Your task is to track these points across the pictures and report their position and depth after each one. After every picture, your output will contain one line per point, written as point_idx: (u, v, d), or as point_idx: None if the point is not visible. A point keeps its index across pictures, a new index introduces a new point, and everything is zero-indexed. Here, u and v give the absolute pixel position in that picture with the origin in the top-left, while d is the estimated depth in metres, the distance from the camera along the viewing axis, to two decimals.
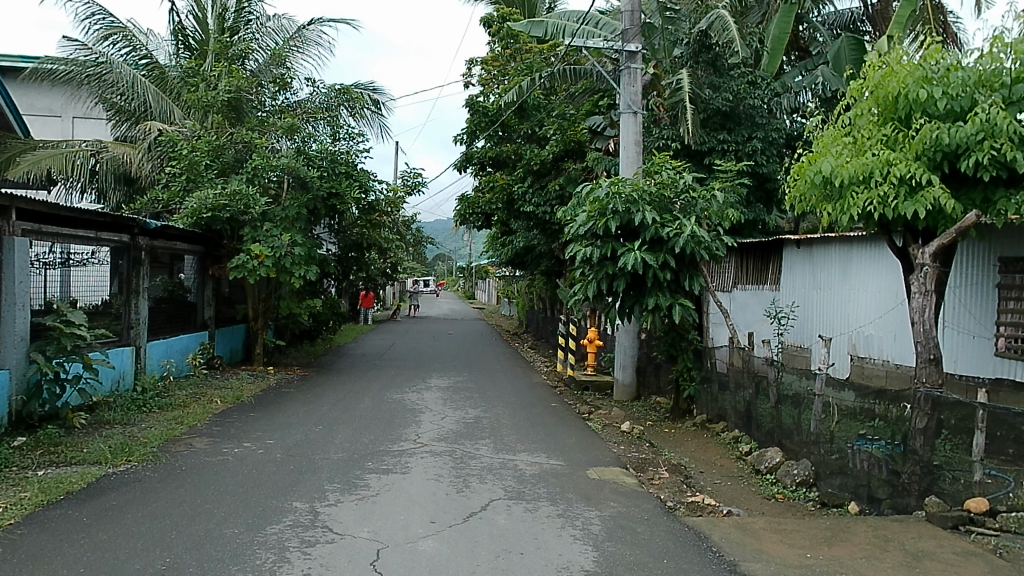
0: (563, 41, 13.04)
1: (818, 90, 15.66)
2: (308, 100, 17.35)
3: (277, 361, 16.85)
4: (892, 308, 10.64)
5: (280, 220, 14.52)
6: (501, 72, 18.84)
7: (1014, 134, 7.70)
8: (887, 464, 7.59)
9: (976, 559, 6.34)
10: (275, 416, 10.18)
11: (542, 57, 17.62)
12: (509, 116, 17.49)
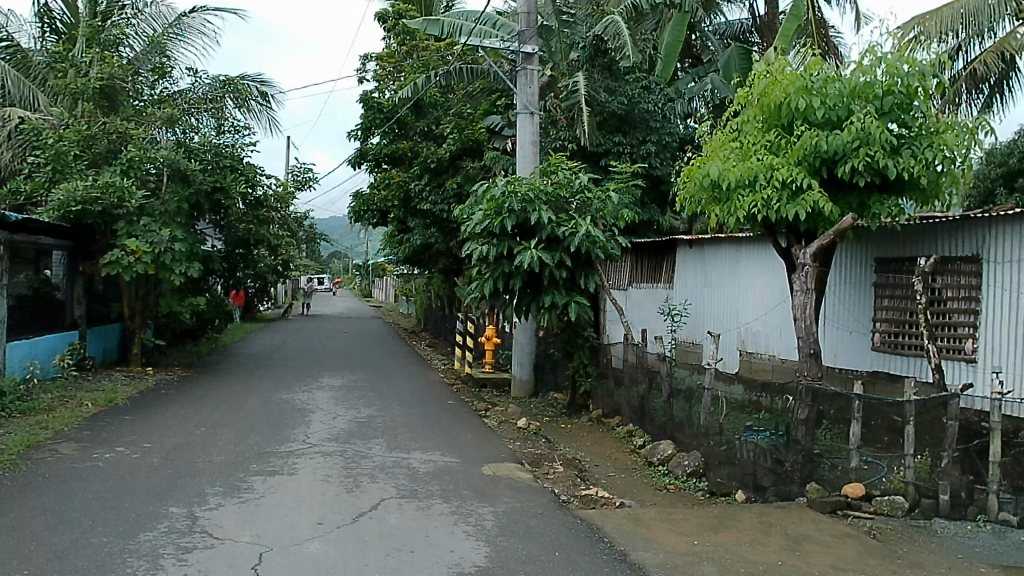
0: (460, 41, 13.04)
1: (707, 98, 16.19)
2: (189, 89, 16.65)
3: (157, 362, 16.17)
4: (777, 306, 11.13)
5: (158, 215, 14.04)
6: (397, 70, 19.09)
7: (886, 142, 8.27)
8: (771, 453, 8.07)
9: (852, 540, 6.96)
10: (152, 419, 9.75)
11: (439, 54, 17.61)
12: (404, 114, 17.50)
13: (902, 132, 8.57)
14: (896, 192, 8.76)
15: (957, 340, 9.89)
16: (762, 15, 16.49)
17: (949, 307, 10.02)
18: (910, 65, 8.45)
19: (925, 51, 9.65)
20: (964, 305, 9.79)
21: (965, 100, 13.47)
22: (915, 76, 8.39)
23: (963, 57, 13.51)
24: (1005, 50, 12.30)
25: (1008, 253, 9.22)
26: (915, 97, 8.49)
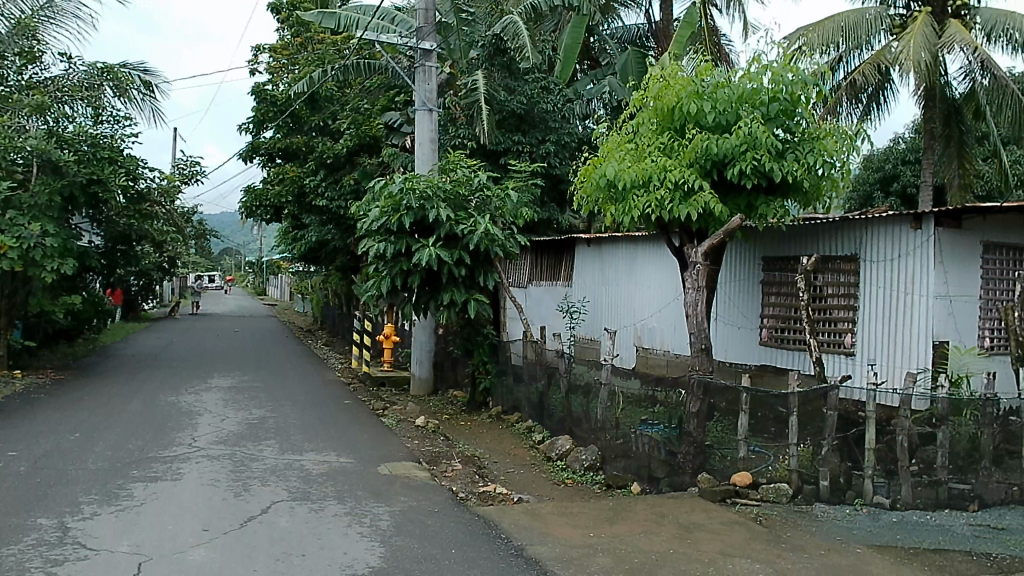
0: (356, 34, 12.85)
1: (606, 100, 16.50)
2: (62, 75, 15.73)
3: (28, 365, 15.23)
4: (671, 302, 11.50)
5: (28, 208, 13.21)
6: (291, 62, 18.40)
7: (772, 147, 8.67)
8: (665, 445, 8.45)
9: (739, 527, 7.27)
10: (19, 425, 9.16)
11: (335, 48, 17.40)
12: (299, 107, 17.30)
13: (787, 136, 9.00)
14: (782, 195, 9.18)
15: (836, 334, 10.61)
16: (658, 20, 16.96)
17: (829, 303, 10.74)
18: (794, 74, 8.93)
19: (807, 61, 10.19)
20: (844, 300, 10.54)
21: (846, 110, 14.16)
22: (798, 84, 8.88)
23: (843, 67, 13.99)
24: (881, 62, 13.17)
25: (883, 252, 9.98)
26: (799, 104, 8.97)
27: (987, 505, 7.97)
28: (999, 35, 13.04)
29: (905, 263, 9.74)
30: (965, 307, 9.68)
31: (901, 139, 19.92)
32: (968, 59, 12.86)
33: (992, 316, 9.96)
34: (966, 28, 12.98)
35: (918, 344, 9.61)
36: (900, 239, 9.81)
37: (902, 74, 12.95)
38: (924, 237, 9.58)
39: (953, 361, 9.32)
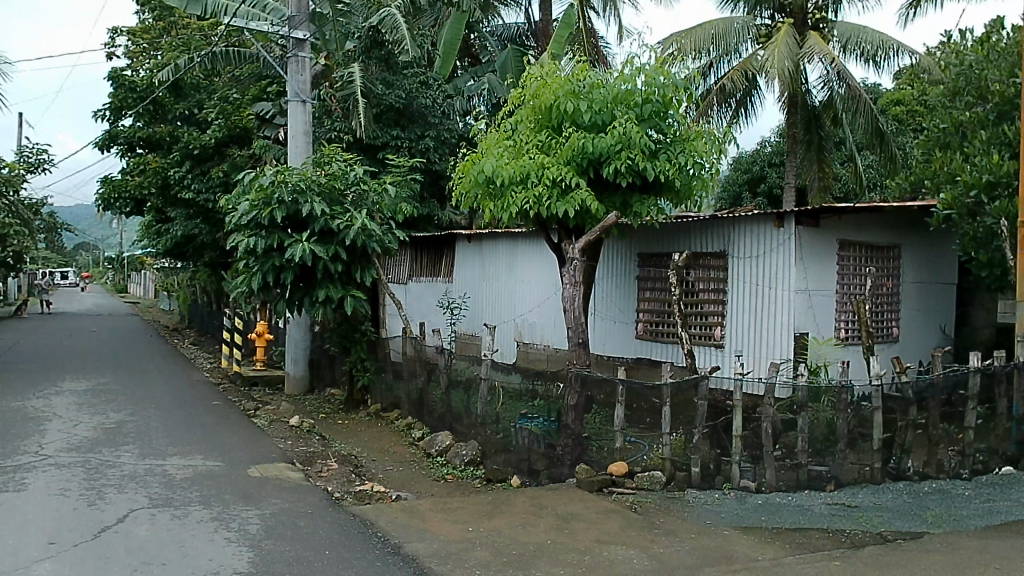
0: (223, 20, 12.12)
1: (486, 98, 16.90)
2: None
3: None
4: (549, 299, 11.78)
5: None
6: (151, 47, 17.59)
7: (645, 146, 8.96)
8: (544, 438, 8.65)
9: (615, 516, 7.49)
10: None
11: (201, 34, 16.92)
12: (162, 94, 16.67)
13: (660, 137, 9.33)
14: (655, 193, 9.50)
15: (707, 327, 11.11)
16: (537, 19, 17.18)
17: (701, 298, 11.22)
18: (666, 77, 9.29)
19: (681, 66, 10.60)
20: (713, 294, 11.05)
21: (716, 112, 14.91)
22: (670, 87, 9.24)
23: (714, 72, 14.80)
24: (748, 69, 13.87)
25: (750, 249, 10.52)
26: (671, 106, 9.31)
27: (842, 484, 8.55)
28: (854, 48, 13.96)
29: (770, 259, 10.30)
30: (822, 300, 10.33)
31: (767, 143, 21.10)
32: (826, 69, 13.73)
33: (847, 309, 10.67)
34: (825, 41, 13.86)
35: (780, 335, 10.19)
36: (764, 237, 10.37)
37: (767, 81, 13.68)
38: (785, 235, 10.16)
39: (813, 353, 10.05)
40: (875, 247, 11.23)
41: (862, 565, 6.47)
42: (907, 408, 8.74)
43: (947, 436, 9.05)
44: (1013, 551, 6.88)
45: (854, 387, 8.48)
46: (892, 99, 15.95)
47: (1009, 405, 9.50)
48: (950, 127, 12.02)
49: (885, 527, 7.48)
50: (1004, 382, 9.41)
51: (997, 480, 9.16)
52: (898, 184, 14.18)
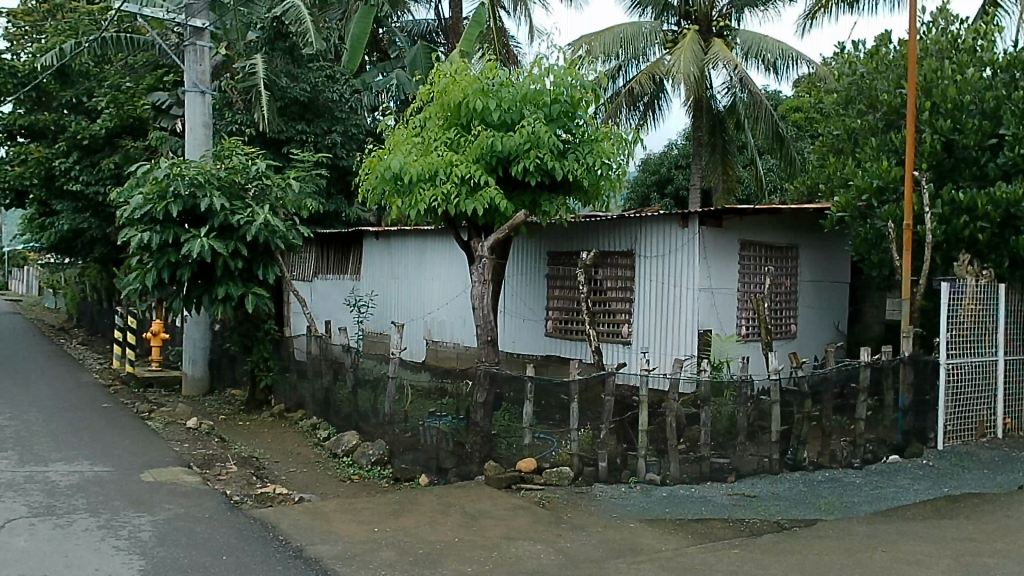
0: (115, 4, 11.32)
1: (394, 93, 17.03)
2: None
3: None
4: (459, 296, 12.00)
5: None
6: (34, 30, 16.94)
7: (554, 146, 9.06)
8: (453, 436, 8.60)
9: (522, 511, 7.55)
10: None
11: (90, 17, 16.16)
12: (47, 81, 15.86)
13: (568, 137, 9.46)
14: (563, 193, 9.63)
15: (615, 324, 11.34)
16: (448, 16, 17.14)
17: (609, 296, 11.45)
18: (574, 79, 9.42)
19: (590, 68, 10.74)
20: (620, 292, 11.28)
21: (625, 114, 15.21)
22: (577, 88, 9.37)
23: (623, 75, 15.15)
24: (655, 73, 14.22)
25: (656, 249, 10.80)
26: (579, 107, 9.44)
27: (743, 475, 8.87)
28: (755, 56, 14.48)
29: (674, 258, 10.60)
30: (724, 298, 10.70)
31: (674, 146, 21.70)
32: (729, 76, 14.16)
33: (748, 307, 11.06)
34: (728, 48, 14.29)
35: (685, 333, 10.49)
36: (669, 237, 10.66)
37: (673, 85, 14.04)
38: (689, 235, 10.47)
39: (716, 348, 10.23)
40: (773, 247, 11.72)
41: (759, 552, 6.72)
42: (803, 401, 9.13)
43: (840, 427, 9.50)
44: (898, 535, 7.28)
45: (753, 381, 8.80)
46: (791, 106, 16.64)
47: (895, 397, 10.06)
48: (843, 134, 12.63)
49: (783, 515, 7.80)
50: (890, 376, 9.96)
51: (885, 468, 9.67)
52: (796, 187, 14.82)
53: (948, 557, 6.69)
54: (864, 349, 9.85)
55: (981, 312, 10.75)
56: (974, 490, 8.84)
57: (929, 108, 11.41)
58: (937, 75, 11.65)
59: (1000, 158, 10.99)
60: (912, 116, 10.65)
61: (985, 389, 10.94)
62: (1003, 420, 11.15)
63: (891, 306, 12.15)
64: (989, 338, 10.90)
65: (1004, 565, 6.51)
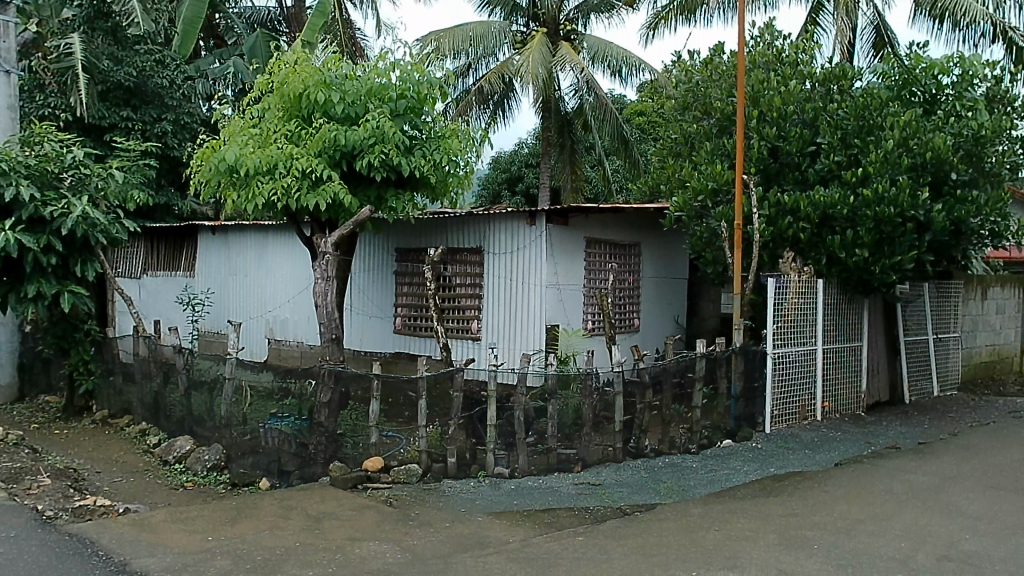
0: None
1: (231, 82, 16.78)
2: None
3: None
4: (302, 293, 12.43)
5: None
6: None
7: (399, 142, 8.99)
8: (296, 438, 8.39)
9: (369, 511, 7.44)
10: None
11: None
12: None
13: (415, 133, 9.41)
14: (410, 188, 9.59)
15: (464, 320, 11.44)
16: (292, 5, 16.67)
17: (458, 292, 11.54)
18: (421, 75, 9.37)
19: (439, 65, 10.76)
20: (468, 289, 11.42)
21: (475, 112, 15.34)
22: (424, 85, 9.33)
23: (472, 74, 15.33)
24: (505, 72, 14.50)
25: (504, 245, 10.97)
26: (426, 103, 9.40)
27: (589, 465, 9.18)
28: (601, 61, 14.98)
29: (522, 255, 10.81)
30: (570, 294, 11.01)
31: (524, 145, 22.21)
32: (577, 79, 14.57)
33: (593, 303, 11.45)
34: (575, 52, 14.75)
35: (533, 328, 10.71)
36: (518, 233, 10.86)
37: (522, 85, 14.35)
38: (536, 232, 10.70)
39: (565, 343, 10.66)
40: (617, 244, 12.20)
41: (602, 538, 6.98)
42: (644, 391, 9.56)
43: (678, 415, 10.04)
44: (730, 514, 7.77)
45: (598, 373, 9.14)
46: (635, 110, 17.40)
47: (728, 385, 10.76)
48: (681, 137, 13.34)
49: (625, 501, 8.14)
50: (723, 365, 10.64)
51: (718, 452, 10.28)
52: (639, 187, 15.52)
53: (773, 532, 7.21)
54: (700, 341, 10.44)
55: (802, 305, 11.68)
56: (797, 469, 9.59)
57: (757, 116, 12.29)
58: (763, 87, 12.56)
59: (818, 164, 11.99)
60: (740, 123, 11.44)
61: (806, 375, 11.90)
62: (822, 404, 12.17)
63: (724, 300, 12.95)
64: (810, 328, 11.87)
65: (820, 536, 7.10)
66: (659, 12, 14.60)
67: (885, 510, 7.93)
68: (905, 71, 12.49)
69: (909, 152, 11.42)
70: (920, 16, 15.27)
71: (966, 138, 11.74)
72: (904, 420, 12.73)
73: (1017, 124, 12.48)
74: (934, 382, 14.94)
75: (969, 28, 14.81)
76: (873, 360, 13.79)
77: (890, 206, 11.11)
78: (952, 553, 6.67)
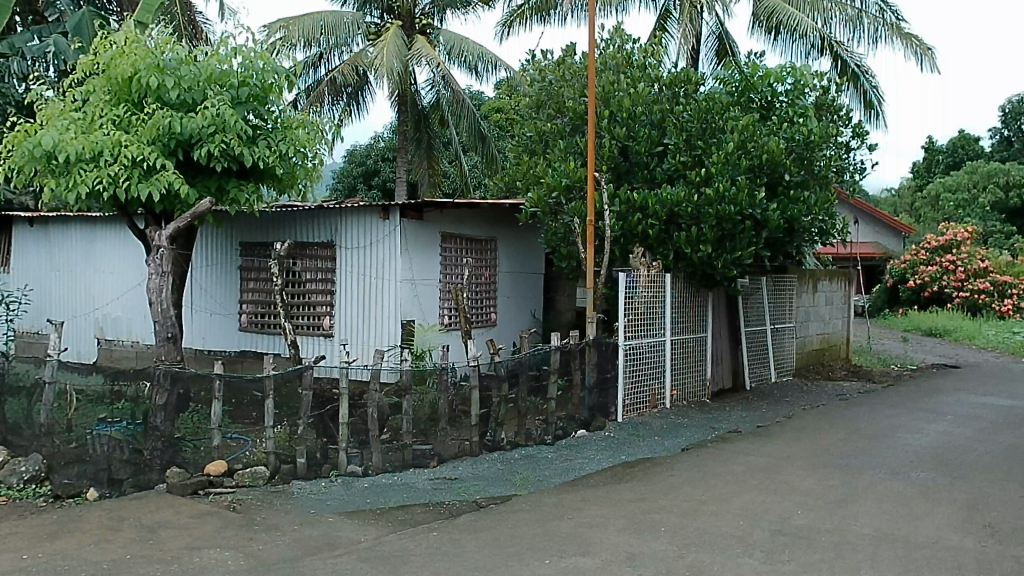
0: None
1: (52, 62, 15.54)
2: None
3: None
4: (134, 289, 11.85)
5: None
6: None
7: (241, 131, 8.65)
8: (130, 444, 7.93)
9: (210, 518, 7.09)
10: None
11: None
12: None
13: (259, 122, 9.09)
14: (255, 180, 9.28)
15: (315, 317, 11.15)
16: None
17: (308, 288, 11.23)
18: (265, 62, 9.05)
19: (287, 55, 10.41)
20: (319, 284, 11.15)
21: (328, 103, 14.98)
22: (268, 74, 9.01)
23: (324, 64, 14.99)
24: (358, 64, 14.29)
25: (357, 240, 10.81)
26: (271, 92, 9.11)
27: (445, 459, 9.16)
28: (457, 56, 15.02)
29: (376, 250, 10.68)
30: (425, 289, 10.97)
31: (381, 138, 21.98)
32: (432, 73, 14.56)
33: (450, 298, 11.46)
34: (431, 45, 14.69)
35: (386, 323, 10.62)
36: (370, 228, 10.72)
37: (377, 78, 14.18)
38: (390, 226, 10.61)
39: (420, 338, 10.47)
40: (473, 240, 12.27)
41: (456, 532, 6.99)
42: (500, 385, 9.66)
43: (534, 407, 10.21)
44: (582, 502, 7.99)
45: (454, 368, 9.24)
46: (493, 107, 17.54)
47: (582, 376, 11.06)
48: (535, 135, 13.61)
49: (480, 494, 8.19)
50: (577, 358, 10.95)
51: (573, 441, 10.54)
52: (495, 183, 15.70)
53: (623, 517, 7.48)
54: (555, 335, 10.69)
55: (652, 297, 12.17)
56: (647, 456, 10.01)
57: (607, 116, 12.74)
58: (613, 88, 13.02)
59: (665, 163, 12.56)
60: (590, 123, 11.78)
61: (656, 366, 12.44)
62: (670, 393, 12.77)
63: (578, 295, 13.32)
64: (659, 321, 12.42)
65: (665, 519, 7.43)
66: (514, 11, 14.84)
67: (727, 491, 8.42)
68: (745, 78, 13.27)
69: (747, 154, 12.15)
70: (756, 28, 16.29)
71: (797, 142, 12.63)
72: (744, 405, 13.59)
73: (842, 131, 13.63)
74: (772, 369, 16.05)
75: (799, 40, 15.96)
76: (717, 350, 14.60)
77: (730, 205, 11.79)
78: (784, 528, 7.16)
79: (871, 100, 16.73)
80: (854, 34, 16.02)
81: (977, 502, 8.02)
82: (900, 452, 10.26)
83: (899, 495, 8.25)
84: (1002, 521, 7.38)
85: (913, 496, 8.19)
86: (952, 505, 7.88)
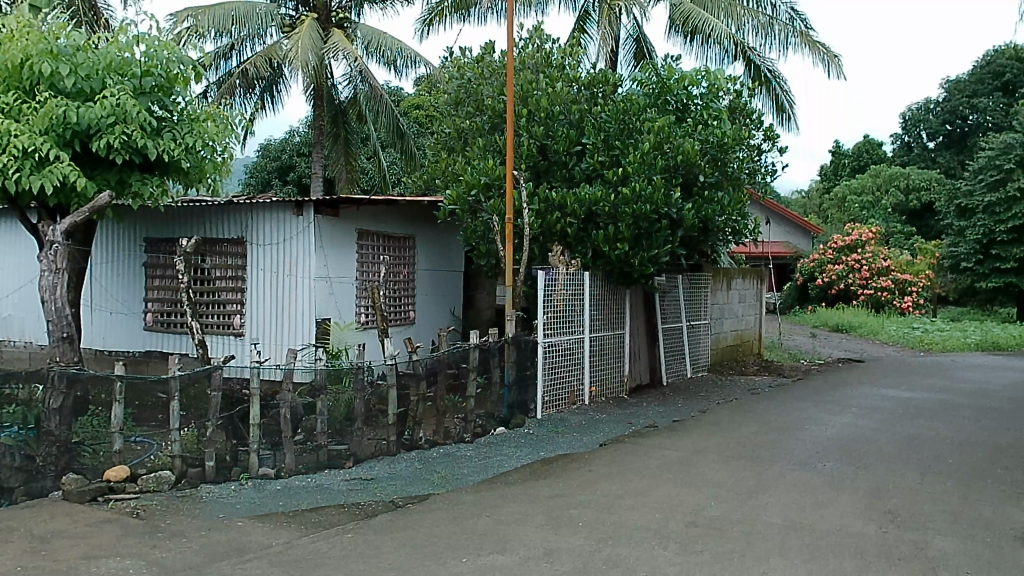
0: None
1: None
2: None
3: None
4: (27, 287, 11.28)
5: None
6: None
7: (144, 122, 8.32)
8: (20, 450, 7.33)
9: (110, 525, 6.79)
10: None
11: None
12: None
13: (164, 114, 8.77)
14: (159, 173, 8.96)
15: (224, 316, 10.84)
16: None
17: (217, 286, 10.90)
18: (170, 52, 8.74)
19: (195, 45, 10.06)
20: (229, 283, 10.84)
21: (239, 95, 14.64)
22: (174, 63, 8.69)
23: (236, 55, 14.75)
24: (272, 56, 13.93)
25: (269, 237, 10.56)
26: (176, 82, 8.80)
27: (361, 460, 9.03)
28: (375, 50, 14.81)
29: (289, 247, 10.46)
30: (341, 288, 10.80)
31: (296, 132, 21.57)
32: (350, 68, 14.32)
33: (366, 296, 11.30)
34: (348, 40, 14.47)
35: (300, 322, 10.40)
36: (284, 225, 10.49)
37: (291, 71, 13.88)
38: (305, 223, 10.41)
39: (336, 336, 10.19)
40: (391, 237, 12.15)
41: (373, 533, 6.90)
42: (418, 383, 9.58)
43: (452, 406, 10.15)
44: (501, 499, 8.01)
45: (371, 367, 9.11)
46: (413, 103, 17.39)
47: (501, 374, 11.09)
48: (454, 132, 13.57)
49: (397, 494, 8.11)
50: (496, 355, 10.96)
51: (492, 439, 10.55)
52: (414, 180, 15.60)
53: (541, 513, 7.53)
54: (474, 333, 10.67)
55: (570, 295, 12.29)
56: (566, 452, 10.12)
57: (526, 115, 12.81)
58: (532, 87, 13.10)
59: (583, 162, 12.71)
60: (509, 121, 11.81)
61: (574, 363, 12.59)
62: (588, 389, 12.95)
63: (497, 293, 13.33)
64: (577, 318, 12.56)
65: (582, 513, 7.53)
66: (434, 8, 14.75)
67: (643, 485, 8.59)
68: (661, 81, 13.54)
69: (663, 154, 12.39)
70: (673, 32, 16.65)
71: (712, 144, 12.98)
72: (661, 401, 13.90)
73: (754, 134, 14.08)
74: (687, 365, 16.46)
75: (714, 45, 16.38)
76: (635, 346, 14.86)
77: (646, 205, 12.01)
78: (697, 519, 7.35)
79: (783, 104, 17.33)
80: (766, 41, 16.57)
81: (879, 489, 8.42)
82: (808, 444, 10.68)
83: (807, 485, 8.58)
84: (900, 507, 7.77)
85: (819, 486, 8.54)
86: (855, 493, 8.25)
